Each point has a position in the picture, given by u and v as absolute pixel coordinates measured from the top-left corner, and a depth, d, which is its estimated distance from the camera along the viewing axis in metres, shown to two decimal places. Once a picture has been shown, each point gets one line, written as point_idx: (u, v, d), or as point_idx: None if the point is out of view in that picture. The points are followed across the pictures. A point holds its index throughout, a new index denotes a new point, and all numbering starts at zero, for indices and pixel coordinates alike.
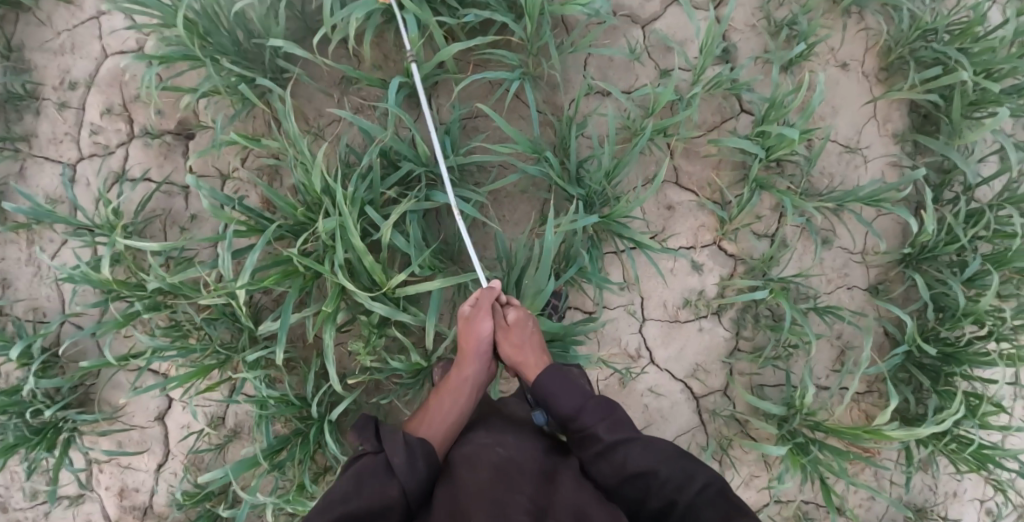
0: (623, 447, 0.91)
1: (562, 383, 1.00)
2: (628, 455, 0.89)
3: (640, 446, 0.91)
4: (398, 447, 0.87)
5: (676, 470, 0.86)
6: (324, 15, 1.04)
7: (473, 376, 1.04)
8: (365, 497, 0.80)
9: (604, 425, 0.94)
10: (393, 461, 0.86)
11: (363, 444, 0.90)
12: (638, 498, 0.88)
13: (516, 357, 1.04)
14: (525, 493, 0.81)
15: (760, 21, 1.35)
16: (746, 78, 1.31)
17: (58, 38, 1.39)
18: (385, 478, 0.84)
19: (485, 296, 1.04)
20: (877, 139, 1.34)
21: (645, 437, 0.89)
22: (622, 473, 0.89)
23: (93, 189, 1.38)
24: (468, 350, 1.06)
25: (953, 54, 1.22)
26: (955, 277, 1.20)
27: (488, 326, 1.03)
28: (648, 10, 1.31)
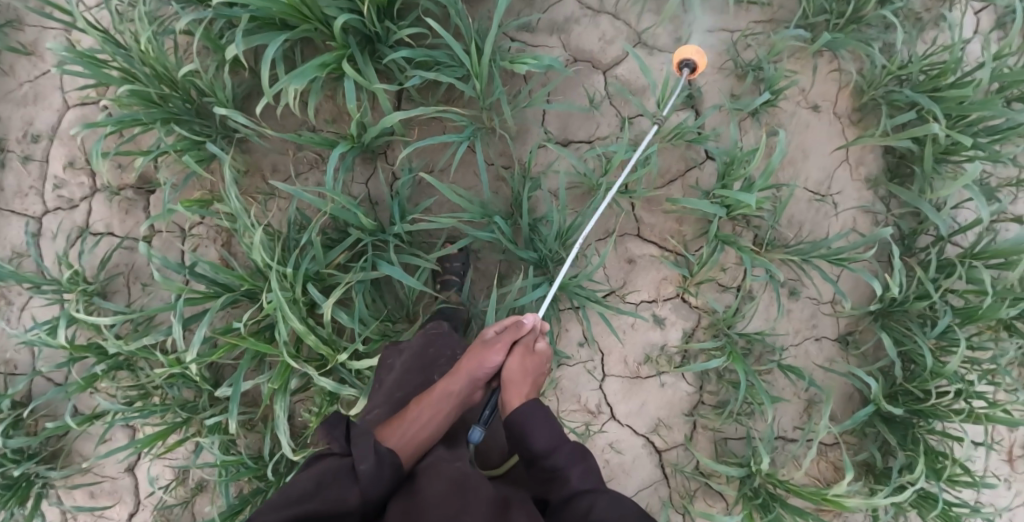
0: (590, 496, 0.83)
1: (546, 419, 0.93)
2: (592, 506, 0.82)
3: (607, 498, 0.83)
4: (366, 452, 0.83)
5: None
6: (263, 87, 1.03)
7: (458, 396, 0.97)
8: (320, 499, 0.77)
9: (577, 472, 0.88)
10: (359, 468, 0.81)
11: (331, 443, 0.87)
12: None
13: (513, 385, 0.97)
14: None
15: (726, 63, 1.31)
16: (711, 124, 1.28)
17: (22, 89, 1.41)
18: (346, 484, 0.80)
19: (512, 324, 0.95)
20: (848, 184, 1.30)
21: (613, 491, 0.82)
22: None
23: (58, 242, 1.38)
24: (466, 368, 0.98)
25: (927, 101, 1.18)
26: (923, 334, 1.17)
27: (502, 354, 0.95)
28: (608, 56, 1.28)
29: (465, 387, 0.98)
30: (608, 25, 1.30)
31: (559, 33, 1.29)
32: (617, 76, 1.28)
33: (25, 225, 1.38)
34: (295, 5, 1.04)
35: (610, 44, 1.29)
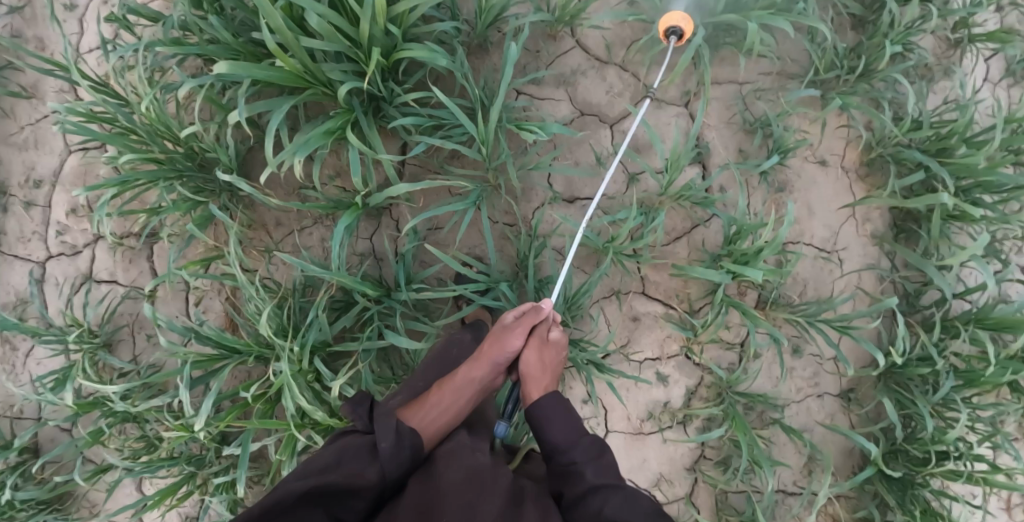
0: (603, 494, 0.83)
1: (563, 413, 0.94)
2: (606, 504, 0.82)
3: (621, 496, 0.83)
4: (387, 431, 0.86)
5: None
6: (267, 157, 1.02)
7: (479, 383, 1.00)
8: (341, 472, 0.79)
9: (593, 467, 0.88)
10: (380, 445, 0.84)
11: (354, 421, 0.90)
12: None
13: (532, 376, 0.99)
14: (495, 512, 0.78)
15: (734, 116, 1.29)
16: (717, 180, 1.28)
17: (22, 133, 1.40)
18: (366, 459, 0.83)
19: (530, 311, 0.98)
20: (854, 240, 1.31)
21: (627, 488, 0.82)
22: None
23: (61, 288, 1.37)
24: (486, 355, 1.00)
25: (935, 165, 1.18)
26: (925, 398, 1.18)
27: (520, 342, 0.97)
28: (615, 110, 1.27)
29: (486, 374, 1.00)
30: (615, 77, 1.28)
31: (566, 85, 1.28)
32: (624, 131, 1.27)
33: (29, 271, 1.38)
34: (300, 72, 1.03)
35: (617, 98, 1.28)
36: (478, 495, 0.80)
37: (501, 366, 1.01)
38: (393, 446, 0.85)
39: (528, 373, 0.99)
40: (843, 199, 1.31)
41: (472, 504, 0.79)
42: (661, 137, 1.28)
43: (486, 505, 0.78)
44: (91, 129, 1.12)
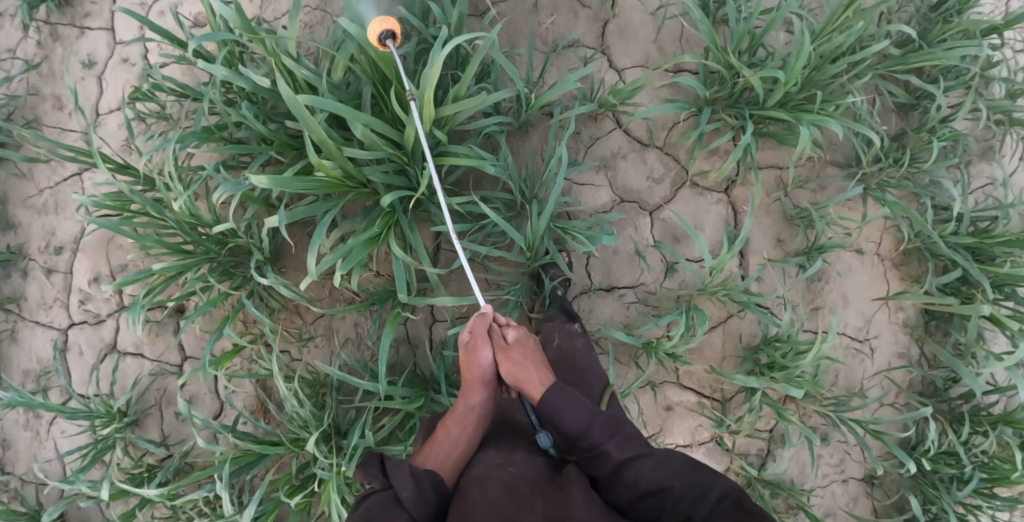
0: (634, 466, 0.84)
1: (567, 401, 0.93)
2: (640, 472, 0.83)
3: (652, 461, 0.84)
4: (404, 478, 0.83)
5: (693, 485, 0.80)
6: (309, 267, 0.99)
7: (476, 405, 1.00)
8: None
9: (617, 442, 0.87)
10: (401, 494, 0.81)
11: (370, 481, 0.85)
12: (654, 516, 0.82)
13: (517, 377, 0.99)
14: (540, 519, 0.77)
15: (774, 203, 1.29)
16: (754, 268, 1.27)
17: (41, 196, 1.36)
18: (391, 512, 0.79)
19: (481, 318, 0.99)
20: (886, 327, 1.31)
21: (655, 451, 0.82)
22: (637, 492, 0.83)
23: (85, 357, 1.35)
24: (468, 378, 1.02)
25: (974, 268, 1.18)
26: (952, 496, 1.20)
27: (486, 351, 0.98)
28: (655, 195, 1.26)
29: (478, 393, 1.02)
30: (656, 161, 1.27)
31: (605, 169, 1.25)
32: (663, 218, 1.26)
33: (51, 339, 1.35)
34: (342, 179, 0.99)
35: (658, 183, 1.26)
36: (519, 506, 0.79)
37: (487, 380, 1.02)
38: (413, 491, 0.82)
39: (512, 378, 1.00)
40: (877, 286, 1.31)
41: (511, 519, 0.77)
42: (701, 224, 1.27)
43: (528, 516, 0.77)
44: (115, 233, 1.07)
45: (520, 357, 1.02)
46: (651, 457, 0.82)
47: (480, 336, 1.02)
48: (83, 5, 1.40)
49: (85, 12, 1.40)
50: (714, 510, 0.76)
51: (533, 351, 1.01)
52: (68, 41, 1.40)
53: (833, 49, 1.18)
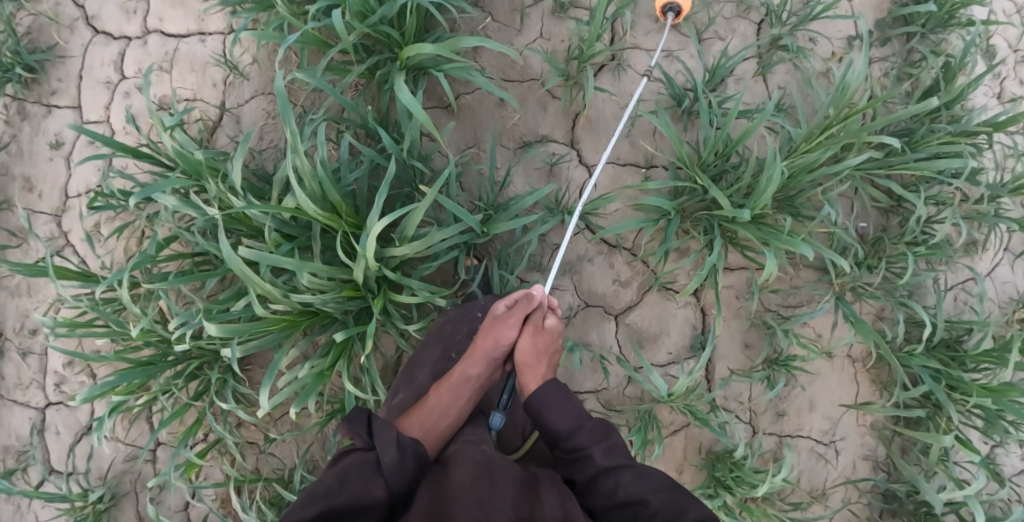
0: (617, 474, 0.84)
1: (562, 399, 0.95)
2: (621, 482, 0.83)
3: (635, 473, 0.84)
4: (388, 442, 0.83)
5: (672, 505, 0.80)
6: (261, 405, 1.00)
7: (477, 380, 1.01)
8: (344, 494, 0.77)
9: (602, 449, 0.88)
10: (380, 459, 0.82)
11: (351, 438, 0.86)
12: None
13: (528, 362, 1.01)
14: (509, 507, 0.77)
15: (743, 305, 1.26)
16: (720, 371, 1.26)
17: (14, 277, 1.38)
18: (369, 475, 0.80)
19: (525, 307, 1.01)
20: (853, 428, 1.30)
21: (640, 464, 0.83)
22: (612, 501, 0.83)
23: (62, 437, 1.38)
24: (481, 349, 1.02)
25: (940, 389, 1.15)
26: None
27: (515, 332, 1.00)
28: (622, 299, 1.24)
29: (484, 368, 1.02)
30: (623, 264, 1.24)
31: (571, 273, 1.24)
32: (629, 323, 1.25)
33: (29, 419, 1.38)
34: (293, 317, 0.99)
35: (624, 287, 1.24)
36: (491, 490, 0.80)
37: (496, 358, 1.03)
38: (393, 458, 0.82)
39: (523, 360, 1.01)
40: (846, 388, 1.29)
41: (488, 503, 0.77)
42: (667, 328, 1.25)
43: (500, 503, 0.77)
44: (77, 352, 1.08)
45: (542, 343, 1.03)
46: (636, 470, 0.84)
47: (513, 315, 1.03)
48: (50, 82, 1.40)
49: (52, 89, 1.40)
50: None
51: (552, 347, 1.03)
52: (35, 120, 1.39)
53: (808, 163, 1.13)
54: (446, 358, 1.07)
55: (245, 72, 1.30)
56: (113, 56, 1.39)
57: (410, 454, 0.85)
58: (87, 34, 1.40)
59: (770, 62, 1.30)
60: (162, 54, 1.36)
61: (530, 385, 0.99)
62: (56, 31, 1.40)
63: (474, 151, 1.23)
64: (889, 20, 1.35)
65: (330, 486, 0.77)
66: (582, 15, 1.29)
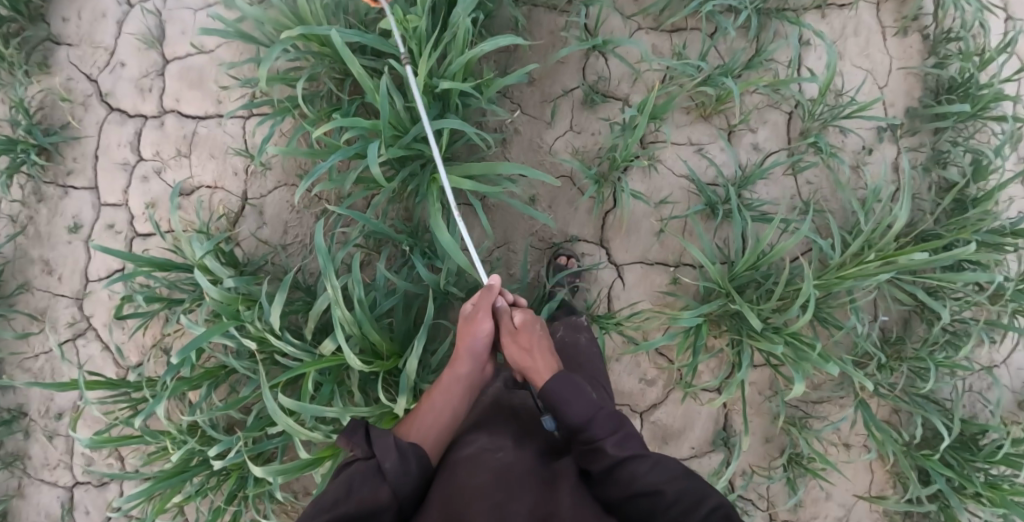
0: (630, 465, 0.85)
1: (572, 390, 0.93)
2: (636, 472, 0.84)
3: (649, 462, 0.85)
4: (389, 449, 0.83)
5: (687, 494, 0.81)
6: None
7: (465, 377, 0.99)
8: (353, 500, 0.78)
9: (615, 439, 0.88)
10: (385, 466, 0.82)
11: (353, 448, 0.86)
12: (643, 516, 0.83)
13: (523, 360, 0.99)
14: (523, 509, 0.79)
15: (766, 401, 1.28)
16: (741, 465, 1.28)
17: (38, 360, 1.37)
18: (375, 481, 0.81)
19: (486, 296, 0.99)
20: (867, 514, 1.33)
21: (653, 456, 0.84)
22: (627, 492, 0.84)
23: (91, 515, 1.40)
24: (463, 351, 0.99)
25: (957, 494, 1.18)
26: None
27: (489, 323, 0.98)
28: (647, 397, 1.26)
29: (472, 368, 0.99)
30: (648, 363, 1.26)
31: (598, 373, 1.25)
32: (654, 420, 1.27)
33: (58, 498, 1.39)
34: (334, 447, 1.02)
35: (650, 385, 1.26)
36: (504, 494, 0.81)
37: (480, 357, 1.00)
38: (397, 462, 0.83)
39: (523, 358, 0.99)
40: (862, 477, 1.32)
41: (498, 506, 0.79)
42: (692, 423, 1.27)
43: (513, 504, 0.79)
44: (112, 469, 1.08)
45: (526, 340, 1.01)
46: (650, 461, 0.84)
47: (484, 308, 1.00)
48: (66, 161, 1.37)
49: (69, 169, 1.37)
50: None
51: (540, 336, 1.00)
52: (52, 202, 1.37)
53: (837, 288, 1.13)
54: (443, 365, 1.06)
55: (268, 163, 1.28)
56: (129, 137, 1.36)
57: (413, 458, 0.86)
58: (102, 111, 1.38)
59: (800, 157, 1.29)
60: (181, 137, 1.33)
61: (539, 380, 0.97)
62: (72, 108, 1.38)
63: (505, 252, 1.23)
64: (921, 112, 1.34)
65: (335, 498, 0.78)
66: (611, 109, 1.28)
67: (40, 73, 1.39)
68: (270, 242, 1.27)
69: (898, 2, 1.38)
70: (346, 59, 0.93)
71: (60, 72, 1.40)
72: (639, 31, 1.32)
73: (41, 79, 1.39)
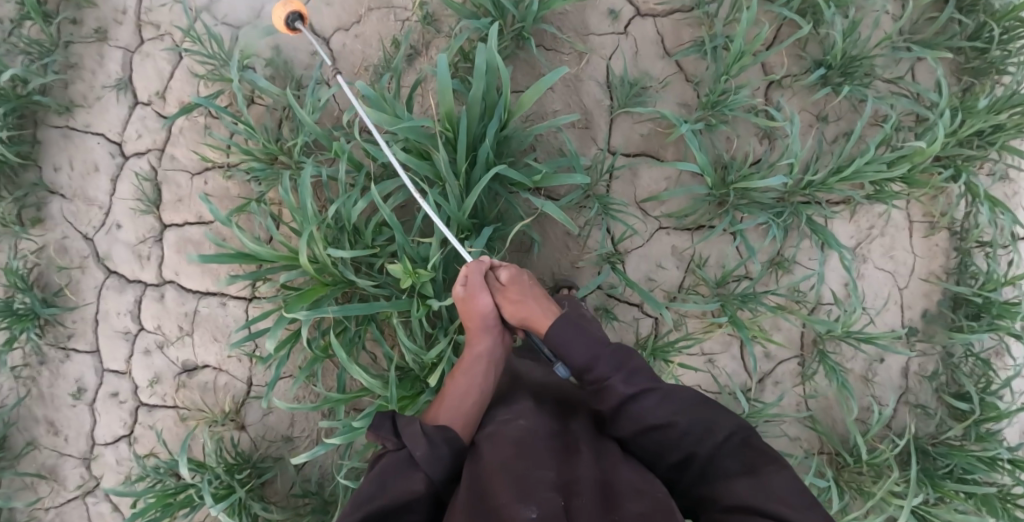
0: (641, 400, 0.86)
1: (571, 334, 0.96)
2: (645, 407, 0.85)
3: (657, 396, 0.86)
4: (417, 436, 0.81)
5: (699, 421, 0.83)
6: None
7: (486, 354, 1.00)
8: (389, 498, 0.75)
9: (621, 377, 0.89)
10: (416, 453, 0.80)
11: (382, 442, 0.84)
12: (656, 450, 0.84)
13: (520, 311, 1.01)
14: (552, 473, 0.76)
15: None
16: None
17: (46, 515, 1.36)
18: (408, 471, 0.79)
19: (475, 268, 1.00)
20: None
21: (660, 386, 0.85)
22: (641, 426, 0.85)
23: None
24: (473, 329, 1.01)
25: None
26: None
27: (489, 299, 1.01)
28: None
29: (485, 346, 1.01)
30: None
31: None
32: None
33: None
34: None
35: None
36: (530, 461, 0.78)
37: (492, 329, 1.02)
38: (428, 451, 0.80)
39: (518, 314, 1.01)
40: None
41: (527, 471, 0.76)
42: None
43: (541, 468, 0.77)
44: None
45: (519, 292, 1.03)
46: (660, 395, 0.85)
47: (478, 283, 1.02)
48: (65, 325, 1.34)
49: (69, 332, 1.34)
50: (720, 447, 0.81)
51: (527, 286, 1.02)
52: (53, 364, 1.35)
53: None
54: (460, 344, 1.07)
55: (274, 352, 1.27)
56: (129, 304, 1.34)
57: (443, 442, 0.84)
58: (100, 274, 1.34)
59: (811, 371, 1.28)
60: (182, 314, 1.31)
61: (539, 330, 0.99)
62: (68, 269, 1.34)
63: None
64: (938, 321, 1.33)
65: (369, 493, 0.76)
66: (624, 316, 1.25)
67: (34, 229, 1.34)
68: (277, 433, 1.28)
69: (928, 198, 1.33)
70: (348, 370, 0.97)
71: (53, 228, 1.35)
72: (660, 231, 1.26)
73: (35, 234, 1.34)
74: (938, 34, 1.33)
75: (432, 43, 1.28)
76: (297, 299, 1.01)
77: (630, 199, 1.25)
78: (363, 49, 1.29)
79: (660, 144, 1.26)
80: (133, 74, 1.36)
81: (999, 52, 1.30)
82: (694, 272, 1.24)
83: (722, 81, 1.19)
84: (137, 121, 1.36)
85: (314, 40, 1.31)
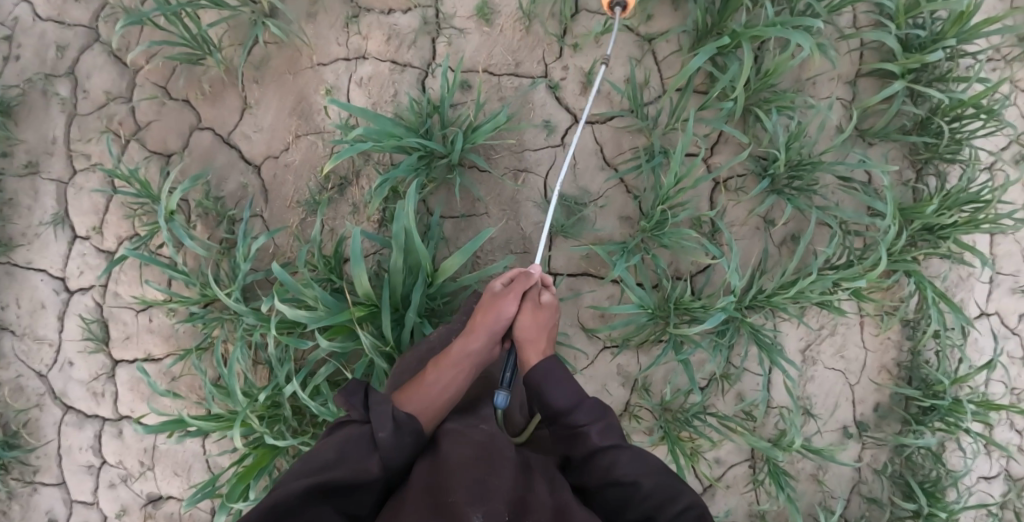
0: (612, 452, 0.83)
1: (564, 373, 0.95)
2: (616, 460, 0.83)
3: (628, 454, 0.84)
4: (387, 417, 0.79)
5: (661, 488, 0.81)
6: None
7: (476, 357, 0.98)
8: (344, 469, 0.73)
9: (600, 425, 0.88)
10: (379, 434, 0.78)
11: (349, 411, 0.82)
12: (615, 507, 0.81)
13: (530, 334, 0.99)
14: (506, 485, 0.75)
15: None
16: None
17: None
18: (366, 450, 0.76)
19: (524, 279, 1.00)
20: None
21: (634, 443, 0.83)
22: (606, 479, 0.82)
23: None
24: (480, 327, 0.99)
25: None
26: None
27: (517, 307, 0.99)
28: None
29: (482, 346, 0.99)
30: None
31: None
32: None
33: None
34: None
35: None
36: (489, 468, 0.78)
37: (495, 336, 1.00)
38: (393, 434, 0.79)
39: (524, 335, 1.00)
40: None
41: (483, 479, 0.75)
42: None
43: (498, 479, 0.75)
44: None
45: (544, 319, 1.01)
46: (631, 451, 0.83)
47: (515, 291, 1.01)
48: (29, 462, 1.36)
49: (34, 468, 1.36)
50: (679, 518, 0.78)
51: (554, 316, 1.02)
52: (22, 498, 1.37)
53: None
54: (455, 332, 1.05)
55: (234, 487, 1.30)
56: (88, 440, 1.36)
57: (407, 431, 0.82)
58: (58, 410, 1.36)
59: (761, 476, 1.29)
60: (141, 450, 1.34)
61: (532, 358, 0.98)
62: (26, 409, 1.36)
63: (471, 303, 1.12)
64: (890, 416, 1.33)
65: (325, 460, 0.73)
66: None
67: None
68: None
69: (879, 294, 1.31)
70: None
71: (8, 367, 1.36)
72: (605, 350, 1.26)
73: None
74: (889, 123, 1.29)
75: (363, 171, 1.24)
76: (235, 484, 1.05)
77: (573, 321, 1.25)
78: (296, 179, 1.27)
79: (601, 263, 1.25)
80: (68, 207, 1.34)
81: (951, 144, 1.25)
82: (638, 392, 1.25)
83: (661, 209, 1.16)
84: (78, 257, 1.34)
85: (246, 169, 1.28)
